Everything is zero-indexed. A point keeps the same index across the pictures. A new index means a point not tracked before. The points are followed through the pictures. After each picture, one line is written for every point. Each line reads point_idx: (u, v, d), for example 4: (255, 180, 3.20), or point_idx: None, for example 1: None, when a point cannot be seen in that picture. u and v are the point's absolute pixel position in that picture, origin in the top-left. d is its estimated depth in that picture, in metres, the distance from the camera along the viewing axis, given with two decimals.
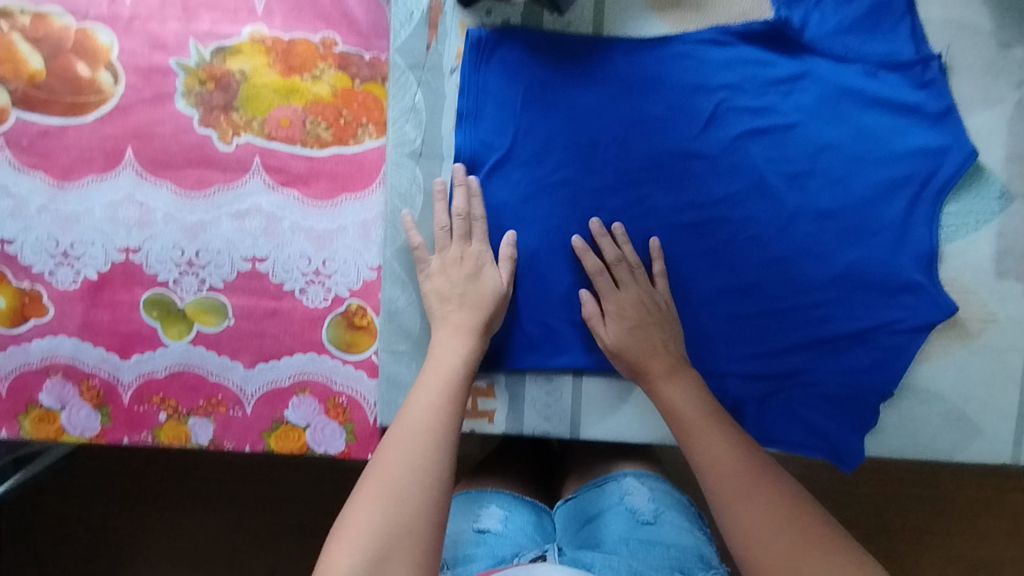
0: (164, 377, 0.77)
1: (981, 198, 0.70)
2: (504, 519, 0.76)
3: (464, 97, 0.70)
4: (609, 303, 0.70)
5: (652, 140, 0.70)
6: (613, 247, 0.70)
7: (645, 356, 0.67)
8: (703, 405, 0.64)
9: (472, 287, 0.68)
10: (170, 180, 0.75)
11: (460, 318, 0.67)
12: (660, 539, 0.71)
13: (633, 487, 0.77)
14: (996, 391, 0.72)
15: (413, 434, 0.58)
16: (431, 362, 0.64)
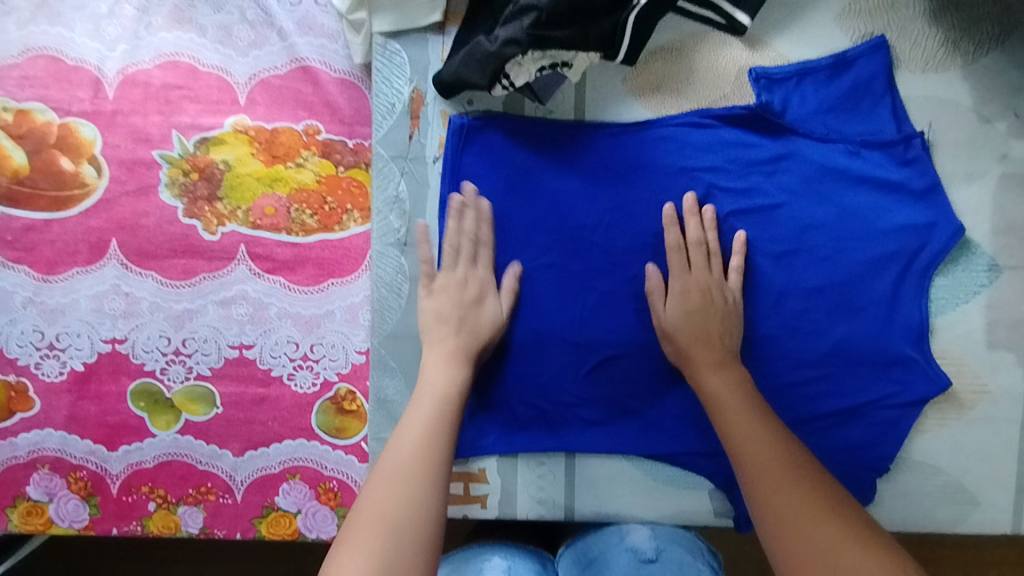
0: (153, 467, 0.76)
1: (969, 270, 0.70)
2: (505, 572, 0.73)
3: (446, 184, 0.70)
4: (678, 274, 0.69)
5: (638, 222, 0.71)
6: (698, 228, 0.69)
7: (696, 343, 0.67)
8: (744, 399, 0.62)
9: (472, 311, 0.67)
10: (156, 271, 0.75)
11: (453, 344, 0.66)
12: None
13: (634, 526, 0.75)
14: (992, 460, 0.72)
15: (409, 464, 0.55)
16: (422, 387, 0.63)
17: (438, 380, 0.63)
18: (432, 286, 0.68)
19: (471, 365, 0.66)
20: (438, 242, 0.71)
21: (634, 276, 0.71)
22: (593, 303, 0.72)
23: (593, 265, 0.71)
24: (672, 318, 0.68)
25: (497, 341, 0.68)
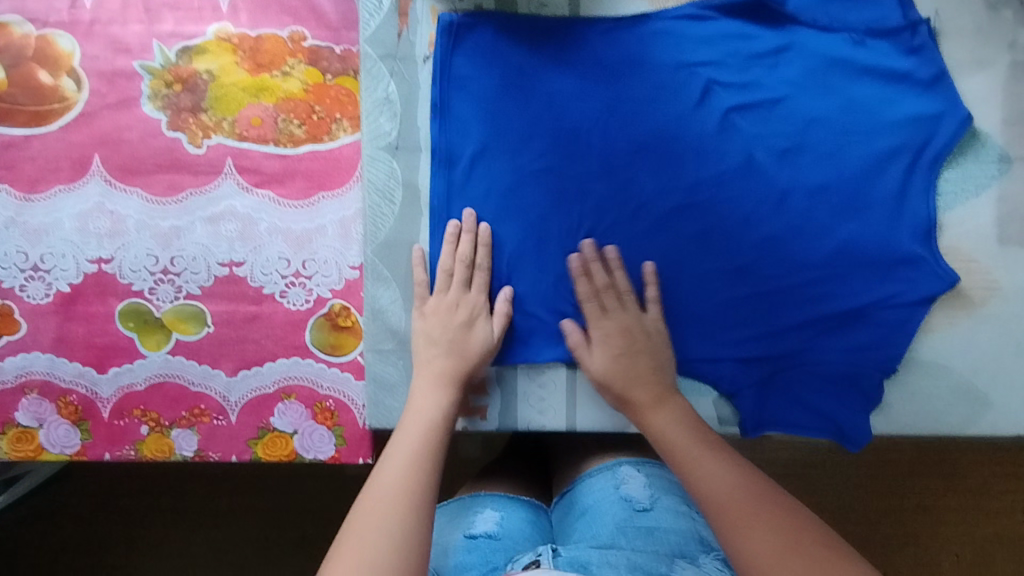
0: (144, 389, 0.75)
1: (980, 163, 0.69)
2: (499, 522, 0.74)
3: (437, 83, 0.68)
4: (599, 321, 0.67)
5: (637, 122, 0.68)
6: (603, 274, 0.68)
7: (632, 383, 0.65)
8: (691, 431, 0.62)
9: (461, 336, 0.66)
10: (141, 187, 0.73)
11: (442, 366, 0.65)
12: (658, 529, 0.69)
13: (628, 477, 0.77)
14: (1005, 360, 0.71)
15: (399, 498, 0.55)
16: (407, 418, 0.62)
17: (422, 406, 0.63)
18: (424, 309, 0.68)
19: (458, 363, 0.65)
20: (430, 146, 0.69)
21: (631, 180, 0.69)
22: (591, 208, 0.69)
23: (587, 171, 0.69)
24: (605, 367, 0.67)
25: (475, 317, 0.67)
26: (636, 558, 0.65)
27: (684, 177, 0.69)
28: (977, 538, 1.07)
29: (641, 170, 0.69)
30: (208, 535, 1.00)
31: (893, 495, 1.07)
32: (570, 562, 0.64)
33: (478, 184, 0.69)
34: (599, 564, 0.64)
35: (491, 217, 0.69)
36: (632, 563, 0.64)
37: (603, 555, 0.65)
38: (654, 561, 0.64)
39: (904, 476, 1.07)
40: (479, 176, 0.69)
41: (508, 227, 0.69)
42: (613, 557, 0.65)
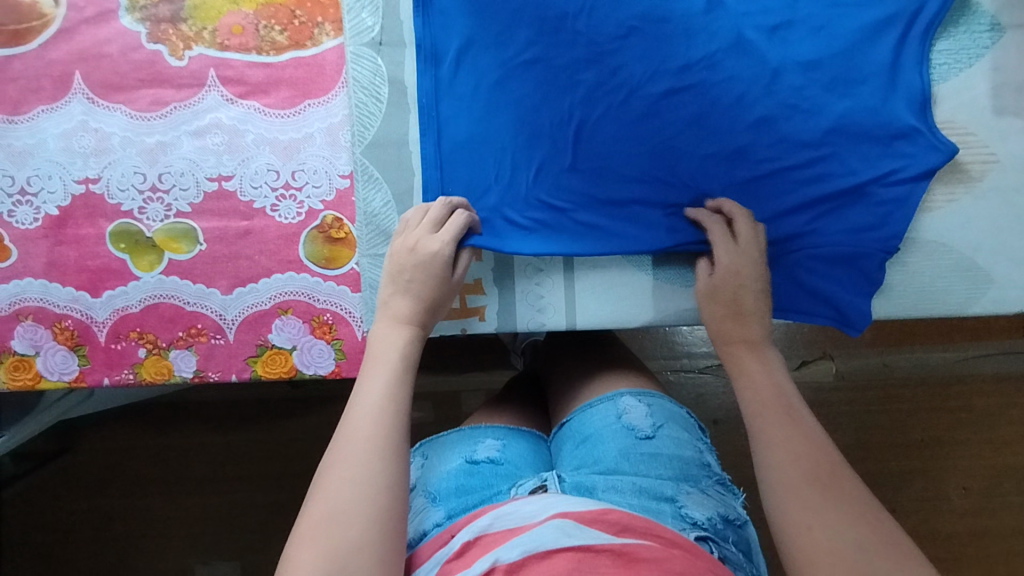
0: (139, 311, 0.74)
1: (972, 31, 0.67)
2: (500, 449, 0.71)
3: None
4: (721, 246, 0.64)
5: (622, 6, 0.67)
6: (732, 208, 0.66)
7: (739, 313, 0.62)
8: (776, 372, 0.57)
9: (418, 272, 0.61)
10: (124, 104, 0.72)
11: (399, 307, 0.61)
12: (663, 455, 0.67)
13: (630, 406, 0.71)
14: (1005, 235, 0.69)
15: (364, 445, 0.51)
16: (373, 358, 0.58)
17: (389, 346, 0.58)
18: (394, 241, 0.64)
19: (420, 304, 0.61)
20: (415, 41, 0.67)
21: (620, 65, 0.67)
22: (582, 97, 0.67)
23: (575, 58, 0.67)
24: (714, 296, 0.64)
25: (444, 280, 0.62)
26: (642, 482, 0.64)
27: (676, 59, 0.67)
28: (998, 467, 1.05)
29: (629, 54, 0.67)
30: (219, 472, 1.06)
31: (905, 423, 1.05)
32: (575, 487, 0.65)
33: (464, 79, 0.67)
34: (605, 489, 0.63)
35: (480, 111, 0.68)
36: (638, 488, 0.63)
37: (608, 479, 0.64)
38: (660, 485, 0.64)
39: (915, 409, 1.05)
40: (466, 70, 0.67)
41: (497, 121, 0.68)
42: (619, 481, 0.64)
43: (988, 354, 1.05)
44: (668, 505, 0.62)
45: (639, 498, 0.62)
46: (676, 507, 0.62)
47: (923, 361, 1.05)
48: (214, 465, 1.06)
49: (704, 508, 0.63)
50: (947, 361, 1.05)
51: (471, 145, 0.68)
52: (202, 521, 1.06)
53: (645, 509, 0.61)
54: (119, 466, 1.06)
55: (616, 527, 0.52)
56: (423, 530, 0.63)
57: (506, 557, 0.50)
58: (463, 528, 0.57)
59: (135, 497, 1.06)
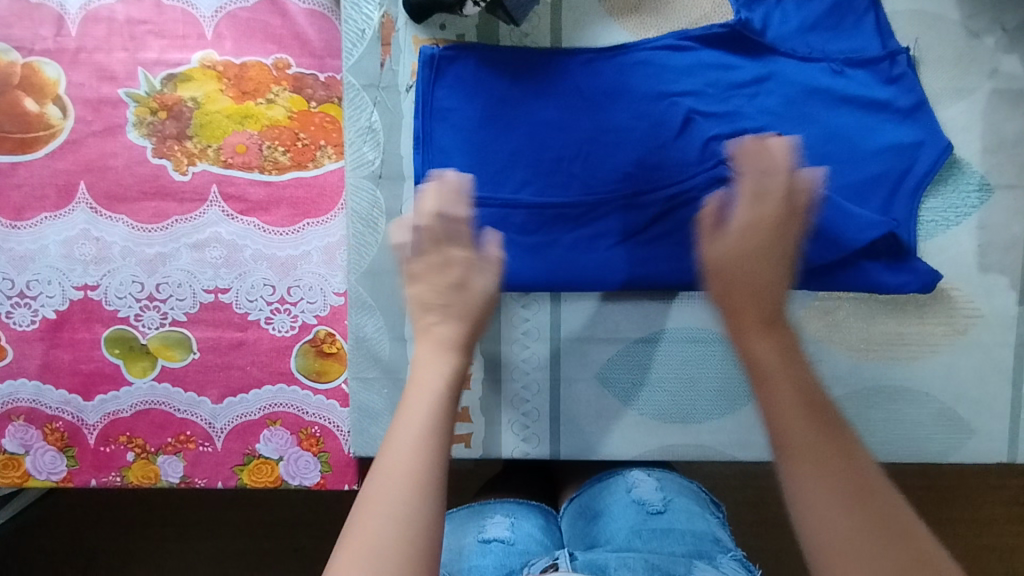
0: (130, 416, 0.75)
1: (960, 192, 0.68)
2: (508, 526, 0.69)
3: (419, 112, 0.67)
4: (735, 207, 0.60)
5: (617, 153, 0.67)
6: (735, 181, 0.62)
7: (747, 295, 0.55)
8: (790, 361, 0.51)
9: (456, 292, 0.56)
10: (126, 214, 0.73)
11: (444, 331, 0.54)
12: (674, 531, 0.64)
13: (640, 479, 0.71)
14: (987, 388, 0.70)
15: (406, 473, 0.44)
16: (414, 388, 0.50)
17: (431, 382, 0.50)
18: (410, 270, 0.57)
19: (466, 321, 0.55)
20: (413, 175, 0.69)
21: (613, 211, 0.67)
22: (570, 242, 0.68)
23: (570, 199, 0.67)
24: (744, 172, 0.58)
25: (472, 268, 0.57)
26: (654, 559, 0.60)
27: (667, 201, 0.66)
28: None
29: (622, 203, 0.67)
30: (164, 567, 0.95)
31: None
32: (587, 565, 0.60)
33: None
34: (617, 568, 0.60)
35: None
36: (652, 566, 0.59)
37: (620, 556, 0.61)
38: (673, 561, 0.60)
39: None
40: None
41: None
42: (631, 559, 0.60)
43: None
44: None
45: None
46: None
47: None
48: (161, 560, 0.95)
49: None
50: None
51: None
52: None
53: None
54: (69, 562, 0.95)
55: None
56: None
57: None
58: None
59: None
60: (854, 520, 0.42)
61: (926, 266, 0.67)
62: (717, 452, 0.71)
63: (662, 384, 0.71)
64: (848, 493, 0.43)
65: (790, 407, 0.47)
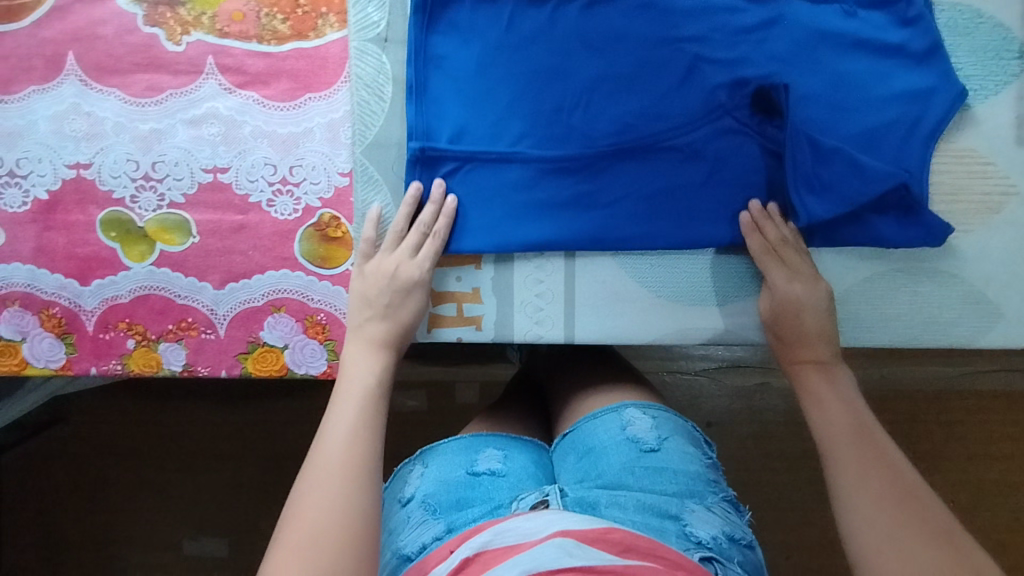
0: (129, 301, 0.73)
1: (1001, 57, 0.64)
2: (501, 460, 0.68)
3: (412, 62, 0.63)
4: (772, 275, 0.63)
5: (619, 101, 0.64)
6: (777, 230, 0.63)
7: (811, 337, 0.62)
8: (850, 395, 0.59)
9: (395, 300, 0.62)
10: (118, 88, 0.69)
11: (375, 330, 0.61)
12: (666, 473, 0.65)
13: (634, 418, 0.69)
14: (1018, 269, 0.67)
15: (347, 448, 0.51)
16: (347, 386, 0.57)
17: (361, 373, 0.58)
18: (365, 266, 0.64)
19: (391, 326, 0.61)
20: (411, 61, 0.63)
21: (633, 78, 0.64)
22: (569, 197, 0.66)
23: (586, 65, 0.64)
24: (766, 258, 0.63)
25: (418, 282, 0.63)
26: (646, 498, 0.63)
27: (695, 96, 0.64)
28: (981, 481, 1.04)
29: (638, 96, 0.64)
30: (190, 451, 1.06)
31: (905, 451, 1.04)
32: (577, 502, 0.63)
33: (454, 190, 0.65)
34: (607, 505, 0.62)
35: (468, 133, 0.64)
36: (641, 504, 0.62)
37: (611, 495, 0.63)
38: (664, 501, 0.62)
39: (910, 425, 1.04)
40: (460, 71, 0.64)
41: (485, 219, 0.65)
42: (623, 497, 0.63)
43: (999, 386, 1.04)
44: (672, 523, 0.60)
45: (643, 514, 0.61)
46: (681, 524, 0.61)
47: (921, 372, 1.04)
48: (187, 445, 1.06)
49: (709, 525, 0.61)
50: (942, 374, 1.05)
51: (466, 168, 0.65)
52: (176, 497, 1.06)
53: (648, 527, 0.60)
54: (117, 439, 1.07)
55: (619, 547, 0.52)
56: (425, 545, 0.61)
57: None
58: (463, 543, 0.56)
59: (127, 473, 1.07)
60: (896, 526, 0.48)
61: (937, 217, 0.64)
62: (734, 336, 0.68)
63: (679, 267, 0.68)
64: (886, 500, 0.50)
65: (827, 406, 0.58)
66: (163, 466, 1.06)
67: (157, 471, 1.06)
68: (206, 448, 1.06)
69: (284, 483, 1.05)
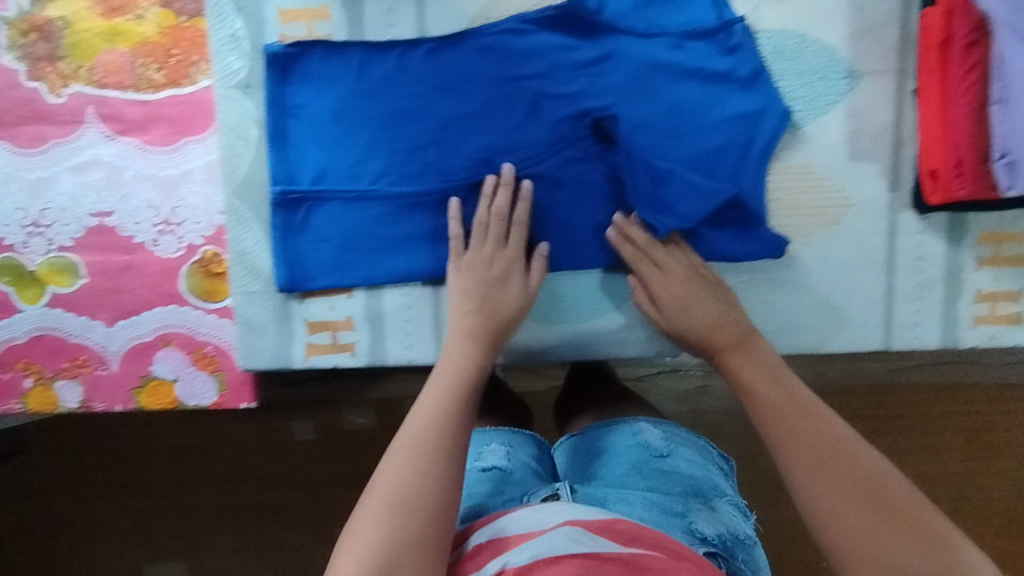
0: (25, 342, 0.76)
1: (829, 80, 0.68)
2: (506, 454, 0.70)
3: (272, 112, 0.67)
4: (654, 279, 0.67)
5: (472, 137, 0.68)
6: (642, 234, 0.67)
7: (710, 329, 0.64)
8: (772, 382, 0.57)
9: (496, 292, 0.65)
10: (5, 140, 0.73)
11: (472, 323, 0.63)
12: (674, 475, 0.66)
13: (644, 428, 0.71)
14: (860, 276, 0.72)
15: (438, 423, 0.53)
16: (443, 363, 0.60)
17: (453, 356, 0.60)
18: (460, 262, 0.66)
19: (491, 318, 0.63)
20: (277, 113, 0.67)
21: (484, 113, 0.67)
22: (429, 230, 0.69)
23: (440, 103, 0.67)
24: (669, 283, 0.66)
25: (512, 272, 0.66)
26: (655, 496, 0.64)
27: (543, 128, 0.67)
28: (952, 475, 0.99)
29: (492, 129, 0.67)
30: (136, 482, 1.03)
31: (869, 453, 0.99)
32: (588, 497, 0.64)
33: (319, 228, 0.69)
34: (615, 500, 0.64)
35: (335, 173, 0.68)
36: (648, 501, 0.63)
37: (619, 492, 0.64)
38: (669, 500, 0.64)
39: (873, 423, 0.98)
40: (318, 117, 0.67)
41: (353, 254, 0.69)
42: (631, 495, 0.64)
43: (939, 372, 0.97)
44: (678, 520, 0.62)
45: (652, 511, 0.62)
46: (687, 522, 0.62)
47: (860, 369, 0.96)
48: (131, 477, 1.03)
49: (714, 525, 0.63)
50: (884, 369, 0.97)
51: (330, 209, 0.69)
52: (130, 528, 1.03)
53: (656, 522, 0.61)
54: (60, 477, 1.03)
55: (626, 538, 0.51)
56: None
57: (515, 560, 0.49)
58: (482, 528, 0.57)
59: (73, 508, 1.04)
60: (847, 495, 0.48)
61: (770, 232, 0.70)
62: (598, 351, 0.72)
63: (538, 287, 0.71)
64: (825, 470, 0.49)
65: (762, 380, 0.58)
66: (110, 498, 1.03)
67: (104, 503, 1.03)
68: (154, 477, 1.03)
69: (243, 504, 1.03)
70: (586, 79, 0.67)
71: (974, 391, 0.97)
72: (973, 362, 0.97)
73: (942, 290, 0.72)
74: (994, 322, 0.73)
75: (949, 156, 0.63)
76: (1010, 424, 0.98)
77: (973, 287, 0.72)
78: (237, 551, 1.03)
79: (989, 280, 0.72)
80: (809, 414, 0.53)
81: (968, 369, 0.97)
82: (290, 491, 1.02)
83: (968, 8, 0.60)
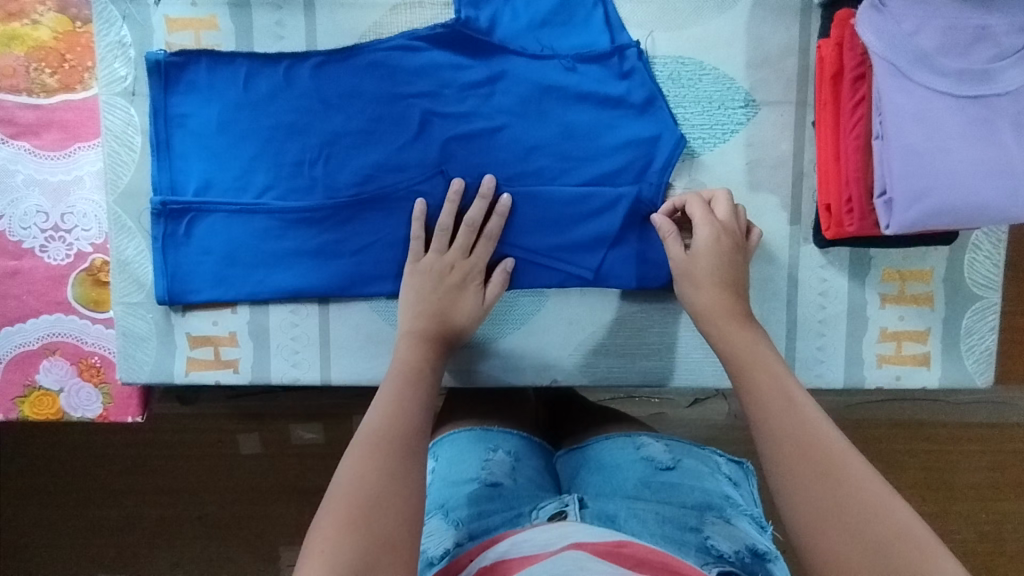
0: None
1: (727, 108, 0.67)
2: (512, 471, 0.62)
3: (154, 121, 0.66)
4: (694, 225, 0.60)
5: (359, 154, 0.66)
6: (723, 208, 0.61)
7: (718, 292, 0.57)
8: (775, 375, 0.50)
9: (450, 298, 0.62)
10: None
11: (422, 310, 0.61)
12: (684, 487, 0.60)
13: (647, 441, 0.65)
14: (764, 311, 0.69)
15: (411, 372, 0.56)
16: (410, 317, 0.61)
17: (403, 354, 0.58)
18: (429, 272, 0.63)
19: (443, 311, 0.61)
20: (159, 117, 0.66)
21: (372, 130, 0.66)
22: (315, 246, 0.68)
23: (327, 119, 0.66)
24: (697, 254, 0.59)
25: (469, 282, 0.63)
26: (665, 511, 0.56)
27: (432, 147, 0.66)
28: (947, 515, 0.90)
29: (379, 146, 0.66)
30: (53, 498, 0.95)
31: None
32: (597, 515, 0.55)
33: (201, 240, 0.67)
34: (627, 518, 0.55)
35: (218, 182, 0.67)
36: (661, 516, 0.55)
37: (630, 507, 0.56)
38: (684, 514, 0.56)
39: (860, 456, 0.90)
40: (202, 125, 0.66)
41: (237, 268, 0.68)
42: (642, 510, 0.56)
43: (894, 405, 0.89)
44: (692, 536, 0.54)
45: (663, 527, 0.54)
46: (702, 538, 0.54)
47: (819, 405, 0.89)
48: (46, 492, 0.95)
49: (732, 541, 0.55)
50: (837, 404, 0.89)
51: (212, 219, 0.67)
52: (53, 543, 0.96)
53: (667, 540, 0.53)
54: None
55: (632, 562, 0.44)
56: (444, 550, 0.54)
57: None
58: (481, 553, 0.50)
59: None
60: (824, 501, 0.41)
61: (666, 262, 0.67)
62: (487, 377, 0.69)
63: None
64: (799, 465, 0.43)
65: (756, 368, 0.51)
66: (32, 507, 0.95)
67: (22, 512, 0.95)
68: (77, 486, 0.95)
69: (179, 515, 0.95)
70: (477, 99, 0.66)
71: (934, 430, 0.90)
72: (934, 400, 0.89)
73: (846, 327, 0.69)
74: (900, 361, 0.70)
75: (843, 191, 0.61)
76: (969, 464, 0.90)
77: (878, 325, 0.69)
78: (175, 567, 0.95)
79: (895, 318, 0.69)
80: (794, 404, 0.47)
81: (927, 408, 0.89)
82: (231, 506, 0.94)
83: (856, 40, 0.59)
